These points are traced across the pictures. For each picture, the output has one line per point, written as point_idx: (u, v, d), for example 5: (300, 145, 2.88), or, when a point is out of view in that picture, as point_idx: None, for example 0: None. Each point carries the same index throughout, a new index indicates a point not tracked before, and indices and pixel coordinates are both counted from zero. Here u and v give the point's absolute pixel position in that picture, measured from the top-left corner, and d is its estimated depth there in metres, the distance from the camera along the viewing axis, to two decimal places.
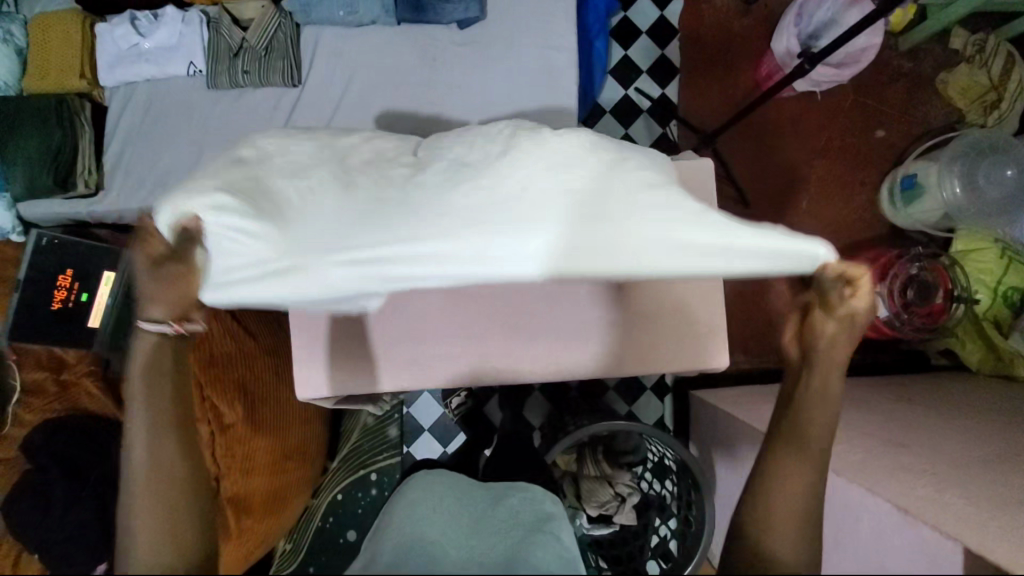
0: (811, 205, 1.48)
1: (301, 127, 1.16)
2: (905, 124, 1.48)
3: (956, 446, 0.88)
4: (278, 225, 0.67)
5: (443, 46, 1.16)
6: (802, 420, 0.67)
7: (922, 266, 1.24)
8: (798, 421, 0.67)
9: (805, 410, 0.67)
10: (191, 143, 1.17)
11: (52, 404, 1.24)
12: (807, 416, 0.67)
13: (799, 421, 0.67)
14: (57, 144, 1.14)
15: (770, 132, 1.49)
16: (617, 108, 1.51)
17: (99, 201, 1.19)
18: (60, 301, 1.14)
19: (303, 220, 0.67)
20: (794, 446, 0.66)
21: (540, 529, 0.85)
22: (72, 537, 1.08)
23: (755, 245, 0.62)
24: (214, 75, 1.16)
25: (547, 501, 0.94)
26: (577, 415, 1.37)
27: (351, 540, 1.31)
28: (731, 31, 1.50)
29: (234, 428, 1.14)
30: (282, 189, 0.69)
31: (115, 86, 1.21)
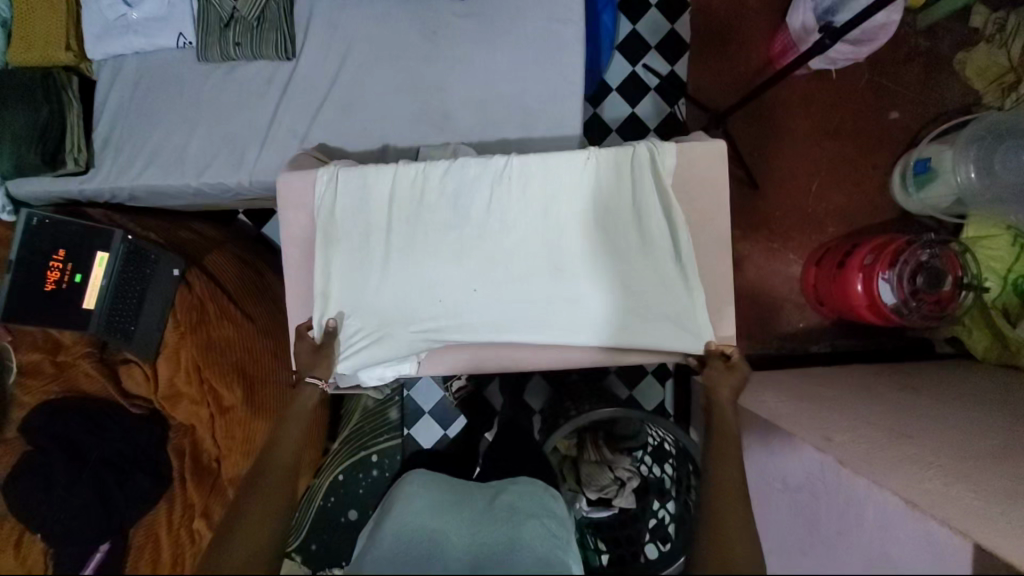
0: (821, 189, 1.45)
1: (296, 102, 1.11)
2: (920, 105, 1.44)
3: (960, 433, 0.87)
4: (372, 313, 0.85)
5: (445, 18, 1.10)
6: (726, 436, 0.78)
7: (933, 252, 1.20)
8: (721, 437, 0.78)
9: (721, 420, 0.79)
10: (184, 121, 1.13)
11: (50, 385, 1.23)
12: (724, 433, 0.78)
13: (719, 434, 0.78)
14: (45, 119, 1.09)
15: (780, 113, 1.44)
16: (624, 85, 1.46)
17: (90, 179, 1.15)
18: (53, 282, 1.12)
19: (391, 305, 0.85)
20: (723, 458, 0.75)
21: (537, 526, 0.84)
22: (75, 516, 1.14)
23: (699, 311, 0.83)
24: (204, 47, 1.11)
25: (551, 498, 0.94)
26: (578, 400, 1.36)
27: (353, 519, 1.41)
28: (744, 6, 1.45)
29: (232, 411, 1.18)
30: (367, 276, 0.85)
31: (103, 59, 1.16)
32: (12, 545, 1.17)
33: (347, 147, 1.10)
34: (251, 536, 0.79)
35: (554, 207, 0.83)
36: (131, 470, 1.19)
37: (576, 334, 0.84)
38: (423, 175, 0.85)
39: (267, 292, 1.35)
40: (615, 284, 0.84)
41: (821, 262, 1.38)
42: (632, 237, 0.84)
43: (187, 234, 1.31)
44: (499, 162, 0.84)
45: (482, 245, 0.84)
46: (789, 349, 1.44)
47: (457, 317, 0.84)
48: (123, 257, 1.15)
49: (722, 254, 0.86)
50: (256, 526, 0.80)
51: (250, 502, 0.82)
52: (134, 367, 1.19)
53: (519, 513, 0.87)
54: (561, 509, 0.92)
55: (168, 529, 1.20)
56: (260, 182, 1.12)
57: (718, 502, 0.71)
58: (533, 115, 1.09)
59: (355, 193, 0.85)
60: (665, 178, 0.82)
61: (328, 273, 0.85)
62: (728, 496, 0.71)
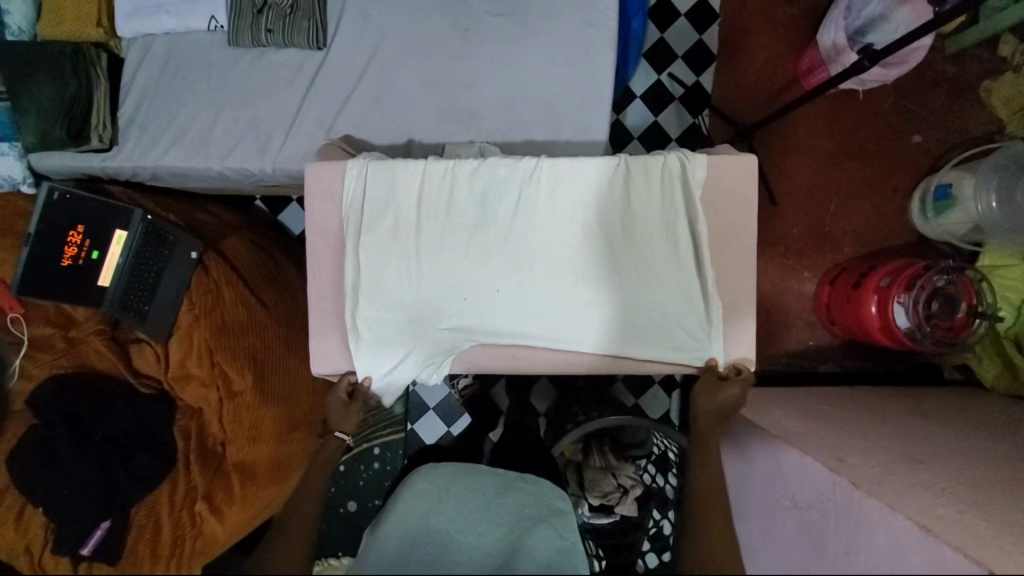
0: (839, 209, 1.45)
1: (324, 91, 1.11)
2: (943, 130, 1.44)
3: (969, 466, 0.88)
4: (396, 305, 0.85)
5: (477, 16, 1.10)
6: (705, 450, 0.83)
7: (949, 279, 1.20)
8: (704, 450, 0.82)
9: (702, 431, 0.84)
10: (210, 103, 1.13)
11: (60, 360, 1.24)
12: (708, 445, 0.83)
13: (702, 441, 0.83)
14: (71, 94, 1.09)
15: (803, 130, 1.45)
16: (648, 93, 1.46)
17: (113, 157, 1.15)
18: (70, 257, 1.13)
19: (419, 300, 0.85)
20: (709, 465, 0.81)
21: (539, 528, 0.85)
22: (78, 493, 1.15)
23: (717, 324, 0.83)
24: (236, 32, 1.11)
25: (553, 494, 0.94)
26: (586, 406, 1.35)
27: (351, 510, 1.42)
28: (774, 20, 1.44)
29: (241, 395, 1.17)
30: (392, 271, 0.84)
31: (133, 37, 1.16)
32: (14, 517, 1.18)
33: (373, 139, 1.10)
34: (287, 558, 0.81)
35: (581, 213, 0.83)
36: (136, 449, 1.20)
37: (593, 341, 0.85)
38: (453, 171, 0.84)
39: (282, 278, 1.33)
40: (638, 295, 0.83)
41: (836, 282, 1.38)
42: (660, 248, 0.83)
43: (205, 216, 1.31)
44: (528, 163, 0.83)
45: (507, 246, 0.84)
46: (797, 367, 1.44)
47: (483, 316, 0.85)
48: (142, 235, 1.16)
49: (748, 269, 0.85)
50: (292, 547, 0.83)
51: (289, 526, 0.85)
52: (144, 347, 1.23)
53: (525, 514, 0.89)
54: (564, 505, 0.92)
55: (170, 512, 1.18)
56: (283, 170, 1.12)
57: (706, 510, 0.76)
58: (561, 118, 1.09)
59: (382, 186, 0.85)
60: (695, 189, 0.82)
61: (356, 268, 0.85)
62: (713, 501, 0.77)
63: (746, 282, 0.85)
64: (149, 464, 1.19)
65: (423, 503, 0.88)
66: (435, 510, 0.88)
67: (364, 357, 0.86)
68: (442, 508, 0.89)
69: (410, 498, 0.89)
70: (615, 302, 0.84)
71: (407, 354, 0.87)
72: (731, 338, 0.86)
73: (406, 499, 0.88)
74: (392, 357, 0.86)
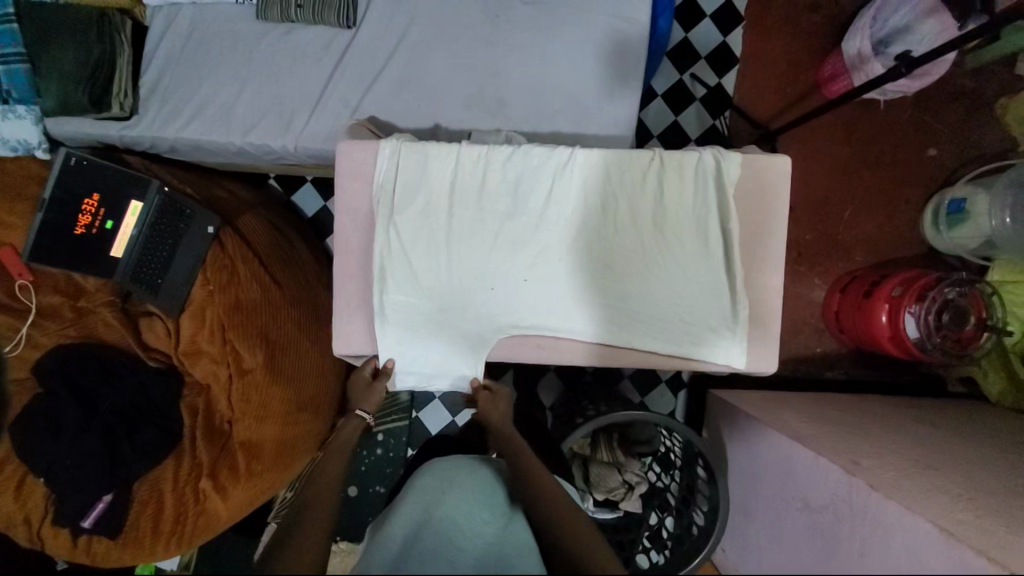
0: (853, 218, 1.46)
1: (351, 71, 1.10)
2: (959, 144, 1.45)
3: (980, 475, 0.89)
4: (423, 290, 0.85)
5: (510, 4, 1.10)
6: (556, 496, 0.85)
7: (961, 292, 1.22)
8: (538, 476, 0.88)
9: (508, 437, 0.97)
10: (234, 77, 1.12)
11: (67, 330, 1.23)
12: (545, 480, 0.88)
13: (534, 471, 0.88)
14: (94, 58, 1.07)
15: (823, 137, 1.46)
16: (670, 92, 1.47)
17: (133, 126, 1.13)
18: (85, 225, 1.13)
19: (445, 286, 0.84)
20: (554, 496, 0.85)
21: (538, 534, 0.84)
22: (80, 465, 1.15)
23: (741, 322, 0.83)
24: (265, 6, 1.09)
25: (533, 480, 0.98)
26: (595, 399, 1.31)
27: (352, 495, 1.43)
28: (799, 26, 1.45)
29: (251, 374, 1.16)
30: (421, 254, 0.84)
31: (157, 5, 1.14)
32: (13, 486, 1.16)
33: (398, 122, 1.10)
34: (300, 555, 0.76)
35: (612, 206, 0.83)
36: (141, 421, 1.20)
37: (616, 335, 0.85)
38: (486, 157, 0.84)
39: (298, 259, 1.31)
40: (664, 289, 0.84)
41: (847, 290, 1.39)
42: (689, 244, 0.83)
43: (222, 193, 1.29)
44: (561, 152, 0.83)
45: (536, 236, 0.84)
46: (804, 372, 1.45)
47: (507, 304, 0.85)
48: (158, 209, 1.15)
49: (775, 269, 0.85)
50: (297, 552, 0.76)
51: (300, 530, 0.80)
52: (154, 320, 1.22)
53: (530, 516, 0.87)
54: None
55: (173, 489, 1.17)
56: (306, 150, 1.11)
57: (570, 529, 0.79)
58: (589, 111, 1.09)
59: (414, 169, 0.84)
60: (728, 186, 0.82)
61: (383, 250, 0.84)
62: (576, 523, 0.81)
63: (772, 281, 0.85)
64: (155, 437, 1.19)
65: (431, 496, 0.84)
66: (441, 502, 0.82)
67: (387, 339, 0.86)
68: (448, 499, 0.83)
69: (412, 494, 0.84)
70: (641, 296, 0.84)
71: (435, 342, 0.87)
72: (755, 338, 0.86)
73: (411, 496, 0.83)
74: (416, 340, 0.86)
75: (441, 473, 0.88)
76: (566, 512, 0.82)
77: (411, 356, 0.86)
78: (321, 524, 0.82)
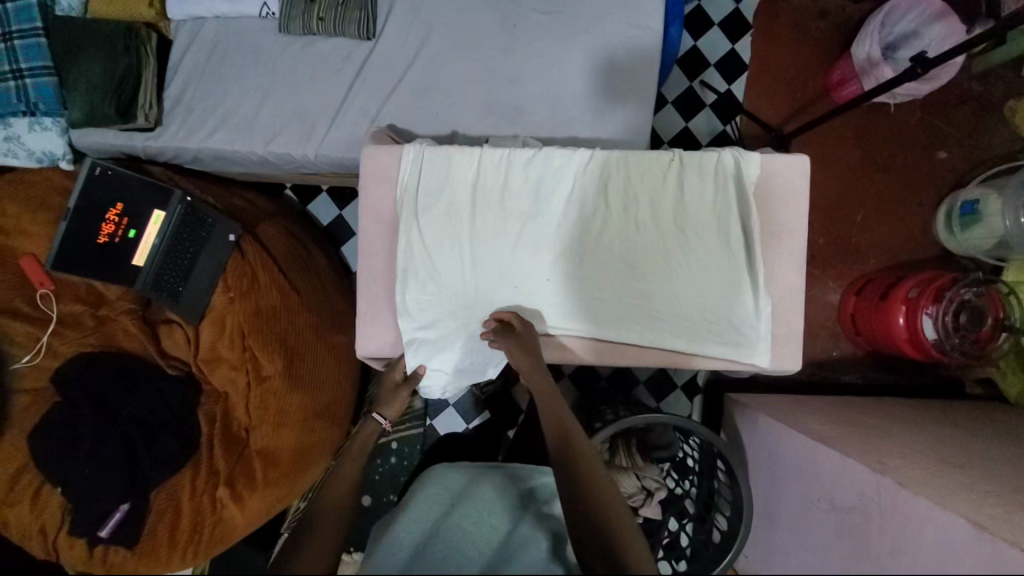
0: (865, 221, 1.47)
1: (370, 81, 1.13)
2: (967, 148, 1.46)
3: (1007, 473, 0.88)
4: (446, 292, 0.86)
5: (526, 13, 1.12)
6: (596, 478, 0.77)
7: (977, 292, 1.22)
8: (585, 464, 0.78)
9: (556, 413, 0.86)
10: (256, 88, 1.14)
11: (87, 338, 1.24)
12: (590, 460, 0.80)
13: (584, 457, 0.79)
14: (121, 71, 1.10)
15: (833, 142, 1.48)
16: (680, 100, 1.49)
17: (156, 137, 1.15)
18: (107, 234, 1.15)
19: (468, 288, 0.85)
20: (597, 482, 0.76)
21: (541, 528, 0.87)
22: (100, 473, 1.15)
23: (764, 324, 0.83)
24: (287, 19, 1.12)
25: (537, 474, 0.99)
26: (613, 404, 1.29)
27: (366, 504, 1.42)
28: (807, 34, 1.47)
29: (270, 381, 1.17)
30: (445, 256, 0.85)
31: (182, 19, 1.17)
32: (32, 494, 1.17)
33: (417, 130, 1.12)
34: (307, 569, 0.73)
35: (633, 207, 0.84)
36: (160, 430, 1.20)
37: (636, 336, 0.85)
38: (507, 160, 0.85)
39: (315, 266, 1.32)
40: (685, 289, 0.84)
41: (862, 292, 1.40)
42: (710, 244, 0.83)
43: (241, 202, 1.31)
44: (584, 154, 0.84)
45: (557, 237, 0.85)
46: (821, 376, 1.45)
47: (529, 306, 0.86)
48: (180, 218, 1.17)
49: (797, 268, 0.86)
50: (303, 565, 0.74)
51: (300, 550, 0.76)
52: (174, 327, 1.23)
53: (532, 513, 0.90)
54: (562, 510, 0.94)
55: (190, 497, 1.17)
56: (326, 157, 1.13)
57: (608, 519, 0.71)
58: (605, 117, 1.10)
59: (437, 172, 0.85)
60: (748, 186, 0.82)
61: (408, 252, 0.85)
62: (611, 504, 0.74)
63: (793, 279, 0.86)
64: (174, 445, 1.19)
65: (434, 510, 0.88)
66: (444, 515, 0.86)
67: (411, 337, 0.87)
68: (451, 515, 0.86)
69: (415, 509, 0.88)
70: (660, 297, 0.84)
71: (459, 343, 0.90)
72: (777, 336, 0.86)
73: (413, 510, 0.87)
74: (439, 341, 0.88)
75: (443, 486, 0.93)
76: (605, 497, 0.74)
77: (432, 356, 0.88)
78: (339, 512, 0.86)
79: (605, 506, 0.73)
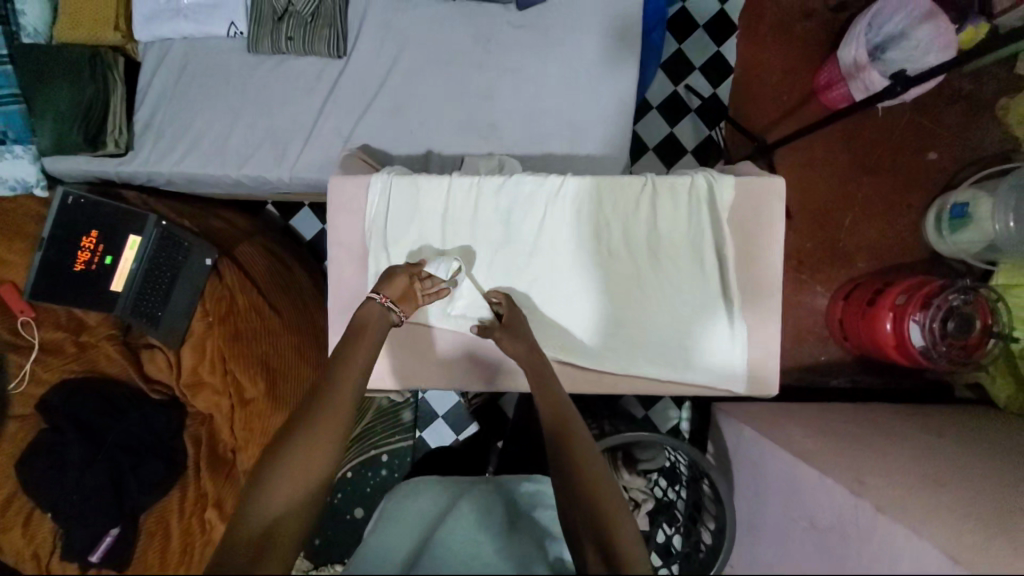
0: (854, 224, 1.44)
1: (343, 100, 1.11)
2: (957, 147, 1.43)
3: (985, 492, 0.87)
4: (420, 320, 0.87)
5: (501, 26, 1.09)
6: (593, 473, 0.69)
7: (966, 299, 1.21)
8: (578, 458, 0.70)
9: (544, 390, 0.76)
10: (228, 110, 1.12)
11: (70, 364, 1.24)
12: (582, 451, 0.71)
13: (578, 448, 0.70)
14: (88, 98, 1.08)
15: (821, 146, 1.45)
16: (664, 104, 1.46)
17: (129, 161, 1.14)
18: (84, 262, 1.14)
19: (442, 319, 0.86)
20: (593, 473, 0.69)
21: (534, 536, 0.85)
22: (88, 499, 1.16)
23: (740, 353, 0.83)
24: (256, 39, 1.10)
25: (526, 481, 0.97)
26: (597, 416, 1.25)
27: (357, 516, 1.39)
28: (793, 35, 1.44)
29: (253, 403, 1.16)
30: None
31: (149, 41, 1.15)
32: (21, 522, 1.17)
33: (391, 150, 1.10)
34: (304, 468, 0.67)
35: (606, 233, 0.83)
36: (146, 454, 1.21)
37: (613, 364, 0.84)
38: (477, 188, 0.84)
39: (295, 285, 1.31)
40: (663, 315, 0.84)
41: (850, 297, 1.38)
42: (686, 269, 0.83)
43: (218, 222, 1.29)
44: (555, 180, 0.82)
45: (529, 265, 0.84)
46: (809, 381, 1.44)
47: None
48: (157, 241, 1.16)
49: (776, 293, 0.84)
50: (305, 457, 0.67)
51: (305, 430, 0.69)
52: (156, 352, 1.23)
53: (523, 521, 0.87)
54: (552, 517, 0.92)
55: (179, 519, 1.17)
56: (301, 179, 1.11)
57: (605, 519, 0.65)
58: (581, 133, 1.08)
59: (407, 203, 0.84)
60: (722, 211, 0.81)
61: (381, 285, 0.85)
62: (609, 499, 0.67)
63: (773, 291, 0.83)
64: (159, 470, 1.19)
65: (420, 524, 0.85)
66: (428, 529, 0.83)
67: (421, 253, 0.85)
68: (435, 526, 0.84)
69: (397, 524, 0.84)
70: (635, 323, 0.84)
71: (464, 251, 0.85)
72: (756, 360, 0.85)
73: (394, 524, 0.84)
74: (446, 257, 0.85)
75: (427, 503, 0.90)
76: (603, 492, 0.67)
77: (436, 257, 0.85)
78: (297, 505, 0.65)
79: (598, 505, 0.66)
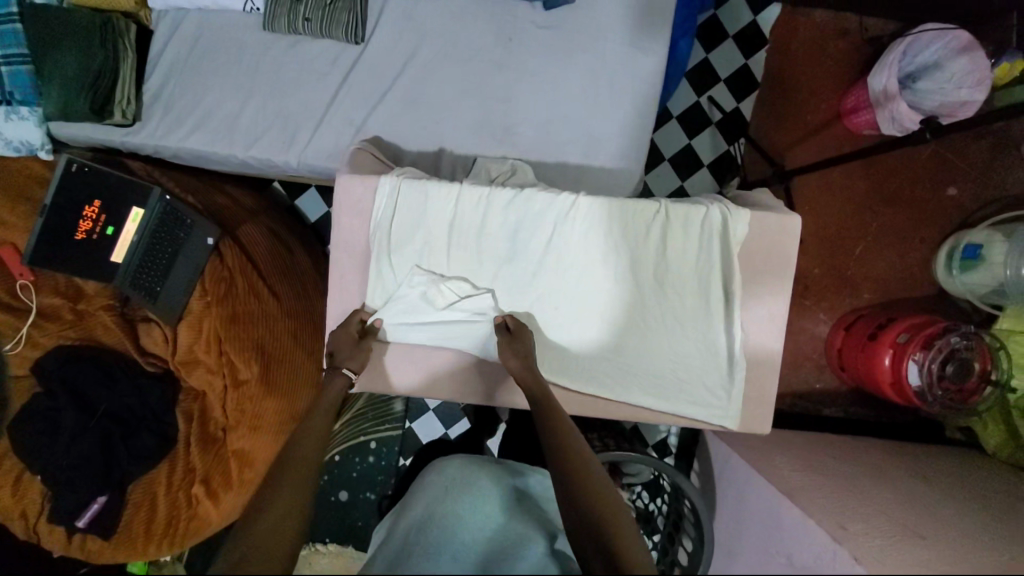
0: (864, 254, 1.43)
1: (358, 88, 1.08)
2: (979, 186, 1.40)
3: (964, 547, 0.87)
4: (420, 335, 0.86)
5: (525, 26, 1.06)
6: (589, 476, 0.71)
7: (968, 344, 1.19)
8: (574, 463, 0.73)
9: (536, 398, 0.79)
10: (238, 88, 1.10)
11: (66, 331, 1.25)
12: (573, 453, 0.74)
13: (572, 453, 0.74)
14: (97, 66, 1.05)
15: (841, 172, 1.42)
16: (685, 115, 1.42)
17: (136, 133, 1.12)
18: (85, 231, 1.12)
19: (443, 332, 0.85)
20: (587, 475, 0.72)
21: (536, 527, 0.86)
22: (75, 466, 1.17)
23: (738, 388, 0.83)
24: (273, 16, 1.06)
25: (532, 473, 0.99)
26: (586, 427, 1.24)
27: (343, 499, 1.44)
28: (825, 54, 1.40)
29: (246, 385, 1.15)
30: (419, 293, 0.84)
31: (163, 8, 1.11)
32: (10, 482, 1.19)
33: (403, 144, 1.07)
34: (288, 492, 0.72)
35: (614, 257, 0.82)
36: (137, 426, 1.22)
37: (608, 387, 0.85)
38: (486, 200, 0.82)
39: (296, 269, 1.30)
40: (663, 343, 0.83)
41: (851, 329, 1.37)
42: (691, 302, 0.82)
43: (223, 199, 1.27)
44: (567, 198, 0.80)
45: (533, 281, 0.84)
46: (801, 408, 1.44)
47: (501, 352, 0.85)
48: (158, 216, 1.14)
49: (778, 331, 0.84)
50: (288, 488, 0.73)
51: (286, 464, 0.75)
52: (152, 326, 1.23)
53: (524, 513, 0.88)
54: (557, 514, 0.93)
55: (166, 493, 1.19)
56: (308, 166, 1.09)
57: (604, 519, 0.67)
58: (597, 143, 1.06)
59: (414, 208, 0.83)
60: (734, 245, 0.80)
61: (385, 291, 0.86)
62: (608, 504, 0.69)
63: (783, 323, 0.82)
64: (150, 443, 1.20)
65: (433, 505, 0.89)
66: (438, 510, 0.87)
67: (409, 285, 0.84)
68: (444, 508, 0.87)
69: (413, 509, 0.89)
70: (634, 349, 0.84)
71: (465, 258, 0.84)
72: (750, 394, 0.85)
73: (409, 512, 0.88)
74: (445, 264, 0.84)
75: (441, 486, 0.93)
76: (599, 492, 0.70)
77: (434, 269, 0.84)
78: (291, 510, 0.71)
79: (596, 504, 0.69)
